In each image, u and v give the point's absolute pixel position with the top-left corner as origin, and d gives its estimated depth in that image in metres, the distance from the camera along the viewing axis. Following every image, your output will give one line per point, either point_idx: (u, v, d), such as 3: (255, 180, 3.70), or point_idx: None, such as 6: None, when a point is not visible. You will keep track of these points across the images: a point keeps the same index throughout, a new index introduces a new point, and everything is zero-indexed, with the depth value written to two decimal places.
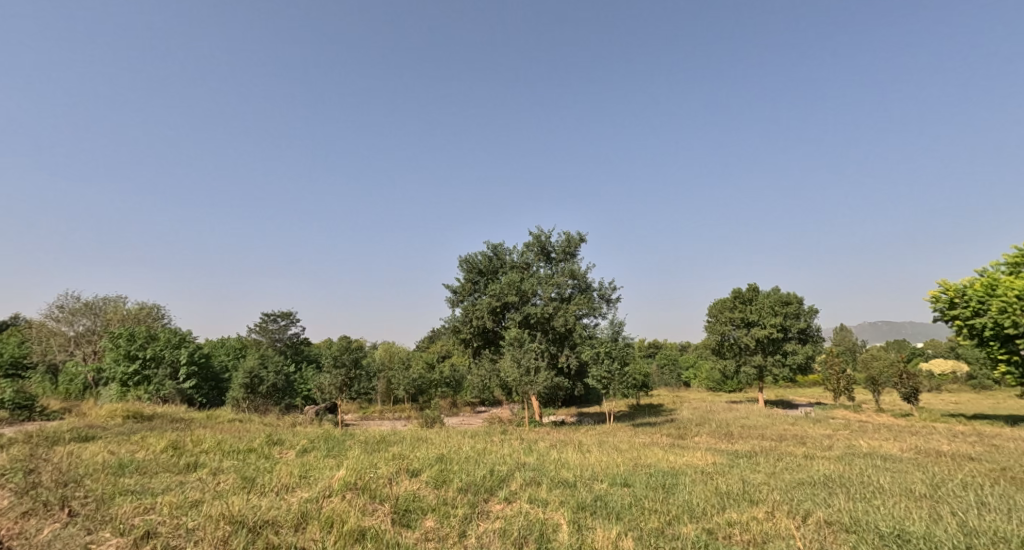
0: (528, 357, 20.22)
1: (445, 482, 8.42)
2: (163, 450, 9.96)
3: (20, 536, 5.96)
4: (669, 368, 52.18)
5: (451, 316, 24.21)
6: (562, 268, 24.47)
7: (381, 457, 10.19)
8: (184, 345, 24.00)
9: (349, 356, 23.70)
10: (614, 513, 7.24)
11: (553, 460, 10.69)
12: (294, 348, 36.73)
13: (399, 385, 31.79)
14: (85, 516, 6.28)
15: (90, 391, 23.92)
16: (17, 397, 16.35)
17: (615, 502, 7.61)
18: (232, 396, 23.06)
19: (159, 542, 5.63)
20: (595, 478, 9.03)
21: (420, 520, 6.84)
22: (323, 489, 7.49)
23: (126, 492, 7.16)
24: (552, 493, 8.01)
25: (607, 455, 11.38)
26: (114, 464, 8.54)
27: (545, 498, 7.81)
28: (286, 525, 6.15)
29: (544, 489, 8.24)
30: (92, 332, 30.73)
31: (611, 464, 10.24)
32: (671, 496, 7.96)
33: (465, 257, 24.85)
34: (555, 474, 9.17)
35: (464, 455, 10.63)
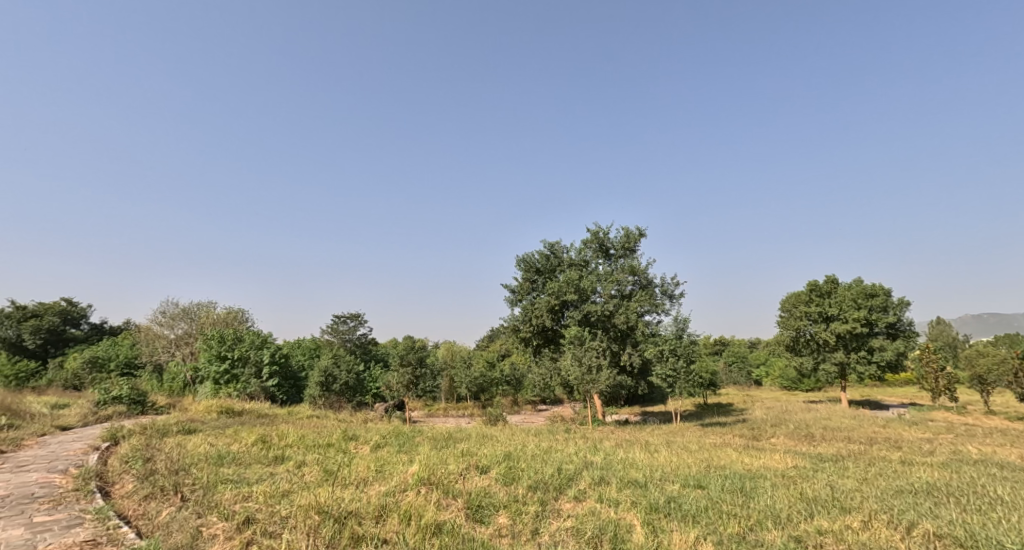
0: (589, 355, 19.92)
1: (514, 480, 8.50)
2: (254, 444, 10.70)
3: (144, 517, 6.62)
4: (738, 367, 50.25)
5: (510, 315, 24.40)
6: (622, 264, 24.06)
7: (450, 454, 10.41)
8: (267, 345, 25.48)
9: (414, 355, 24.40)
10: (691, 517, 7.02)
11: (621, 460, 10.49)
12: (363, 348, 38.40)
13: (461, 383, 32.51)
14: (195, 500, 6.87)
15: (189, 388, 26.13)
16: (133, 393, 18.05)
17: (690, 504, 7.38)
18: (309, 394, 24.41)
19: (258, 528, 6.02)
20: (668, 480, 8.80)
21: (493, 516, 6.94)
22: (398, 483, 7.79)
23: (226, 480, 7.76)
24: (623, 493, 7.90)
25: (677, 456, 11.06)
26: (215, 455, 9.29)
27: (615, 497, 7.72)
28: (368, 517, 6.44)
29: (614, 489, 8.14)
30: (189, 335, 33.33)
31: (683, 466, 9.93)
32: (752, 500, 7.63)
33: (522, 257, 25.04)
34: (625, 474, 9.03)
35: (530, 454, 10.67)
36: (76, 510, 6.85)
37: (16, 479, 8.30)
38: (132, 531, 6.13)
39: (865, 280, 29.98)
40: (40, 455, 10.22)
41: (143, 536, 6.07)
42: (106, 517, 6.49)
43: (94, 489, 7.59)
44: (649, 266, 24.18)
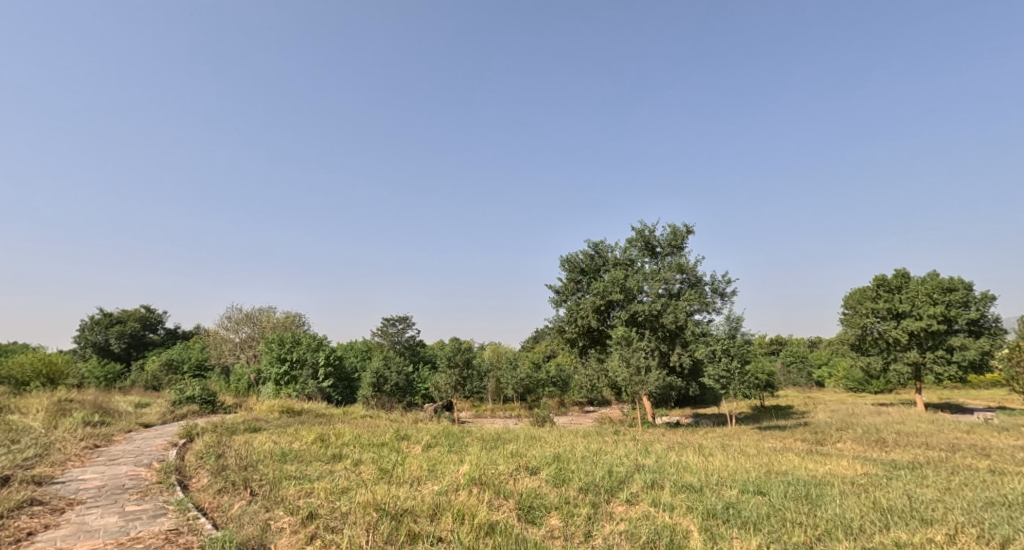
0: (638, 356, 19.58)
1: (565, 481, 8.48)
2: (313, 442, 11.13)
3: (218, 509, 7.03)
4: (797, 367, 48.19)
5: (556, 316, 24.31)
6: (669, 262, 23.58)
7: (500, 454, 10.47)
8: (323, 348, 26.44)
9: (462, 356, 24.71)
10: (751, 524, 6.79)
11: (674, 463, 10.27)
12: (412, 350, 39.29)
13: (508, 384, 32.61)
14: (262, 495, 7.23)
15: (253, 388, 27.48)
16: (204, 393, 19.15)
17: (750, 511, 7.14)
18: (362, 395, 25.18)
19: (321, 523, 6.27)
20: (725, 484, 8.55)
21: (545, 517, 6.95)
22: (450, 482, 7.92)
23: (290, 476, 8.12)
24: (677, 497, 7.73)
25: (733, 459, 10.72)
26: (278, 453, 9.74)
27: (670, 502, 7.57)
28: (423, 515, 6.59)
29: (668, 493, 7.97)
30: (253, 338, 34.98)
31: (741, 470, 9.62)
32: (819, 509, 7.29)
33: (567, 257, 24.94)
34: (679, 478, 8.83)
35: (580, 455, 10.62)
36: (159, 501, 7.35)
37: (107, 471, 8.99)
38: (208, 522, 6.51)
39: (940, 274, 28.10)
40: (125, 450, 11.02)
41: (219, 527, 6.44)
42: (186, 508, 6.93)
43: (174, 482, 8.11)
44: (698, 264, 23.60)
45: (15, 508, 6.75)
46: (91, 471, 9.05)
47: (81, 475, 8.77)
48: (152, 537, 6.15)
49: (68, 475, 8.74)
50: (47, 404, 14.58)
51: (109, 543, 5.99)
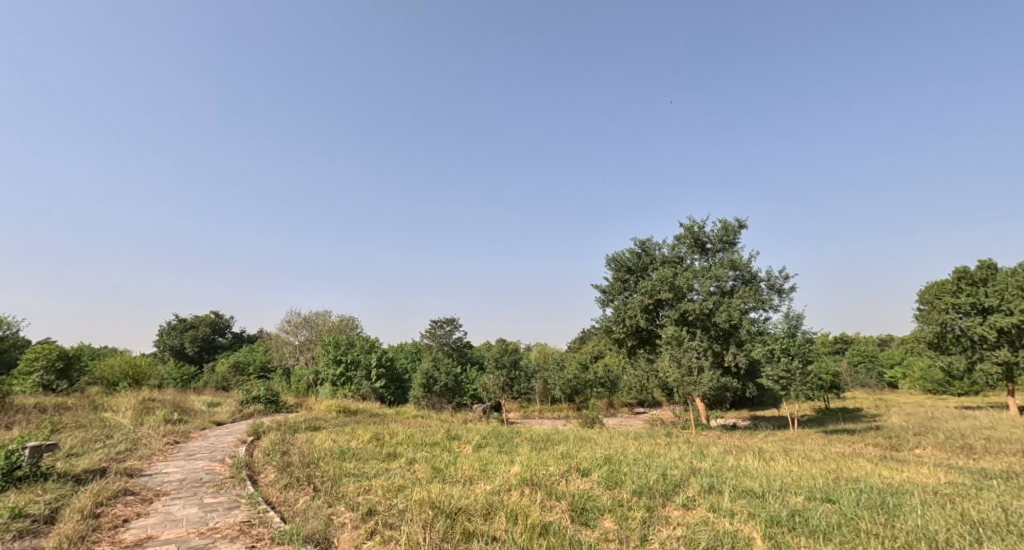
0: (689, 356, 19.09)
1: (618, 483, 8.39)
2: (369, 441, 11.50)
3: (285, 503, 7.36)
4: (866, 368, 45.72)
5: (603, 316, 24.03)
6: (720, 259, 22.92)
7: (551, 456, 10.47)
8: (376, 349, 27.22)
9: (509, 357, 24.89)
10: (821, 533, 6.50)
11: (732, 467, 9.95)
12: (460, 351, 39.88)
13: (556, 385, 32.44)
14: (324, 491, 7.52)
15: (312, 389, 28.62)
16: (268, 394, 20.14)
17: (819, 519, 6.82)
18: (414, 395, 25.75)
19: (380, 519, 6.45)
20: (789, 491, 8.20)
21: (599, 519, 6.89)
22: (502, 483, 7.98)
23: (349, 474, 8.42)
24: (737, 503, 7.49)
25: (798, 464, 10.27)
26: (337, 450, 10.11)
27: (729, 507, 7.34)
28: (477, 514, 6.66)
29: (727, 499, 7.73)
30: (311, 341, 36.40)
31: (806, 476, 9.20)
32: (897, 519, 6.88)
33: (613, 256, 24.64)
34: (738, 483, 8.56)
35: (633, 458, 10.46)
36: (233, 495, 7.77)
37: (186, 466, 9.62)
38: (277, 515, 6.82)
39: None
40: (201, 446, 11.73)
41: (286, 519, 6.73)
42: (256, 502, 7.30)
43: (245, 477, 8.55)
44: (751, 259, 22.79)
45: (110, 496, 7.31)
46: (172, 465, 9.68)
47: (164, 468, 9.41)
48: (228, 528, 6.50)
49: (154, 468, 9.40)
50: (131, 402, 15.73)
51: (191, 532, 6.38)
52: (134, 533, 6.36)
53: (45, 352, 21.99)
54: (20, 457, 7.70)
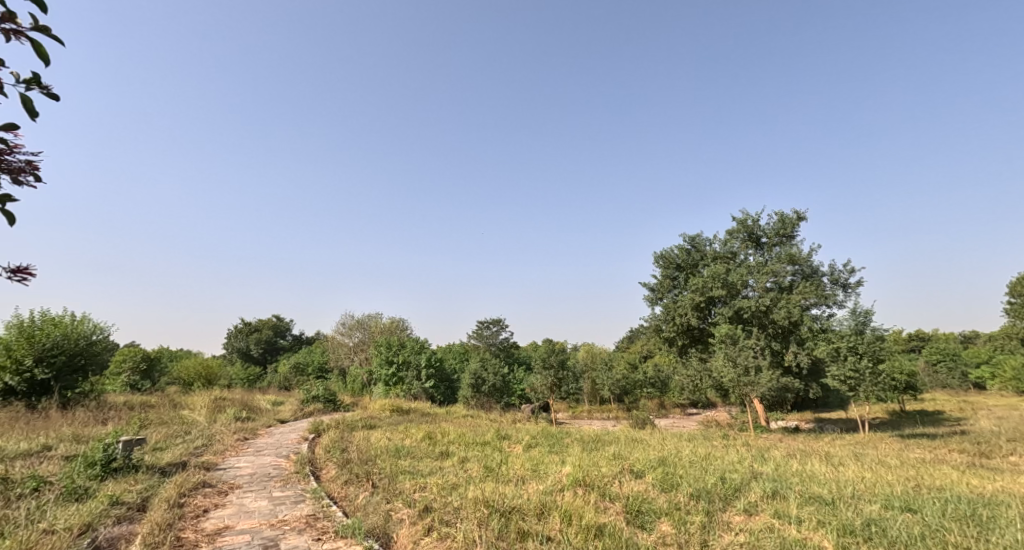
0: (745, 356, 18.41)
1: (674, 486, 8.21)
2: (422, 440, 11.73)
3: (346, 498, 7.62)
4: (946, 367, 42.64)
5: (651, 315, 23.56)
6: (777, 253, 22.09)
7: (602, 456, 10.37)
8: (426, 351, 27.76)
9: (556, 357, 24.85)
10: (902, 545, 6.11)
11: (796, 472, 9.52)
12: (507, 352, 40.11)
13: (604, 385, 32.00)
14: (382, 487, 7.75)
15: (366, 389, 29.43)
16: (325, 393, 20.92)
17: (899, 530, 6.42)
18: (463, 395, 26.07)
19: (436, 516, 6.56)
20: (862, 498, 7.79)
21: (655, 523, 6.76)
22: (555, 483, 7.97)
23: (404, 471, 8.62)
24: (805, 510, 7.16)
25: (871, 471, 9.70)
26: (392, 448, 10.37)
27: (795, 514, 7.04)
28: (531, 514, 6.68)
29: (794, 505, 7.40)
30: (364, 342, 37.49)
31: (880, 483, 8.69)
32: (991, 533, 6.37)
33: (661, 253, 24.17)
34: (804, 488, 8.19)
35: (689, 460, 10.20)
36: (299, 489, 8.13)
37: (255, 460, 10.14)
38: (339, 510, 7.07)
39: None
40: (268, 442, 12.34)
41: (348, 514, 6.97)
42: (320, 496, 7.60)
43: (309, 472, 8.92)
44: (812, 253, 21.82)
45: (191, 487, 7.79)
46: (243, 460, 10.21)
47: (236, 463, 9.94)
48: (295, 520, 6.79)
49: (227, 463, 9.95)
50: (205, 401, 16.70)
51: (263, 523, 6.71)
52: (213, 522, 6.75)
53: (131, 355, 23.73)
54: (115, 449, 8.34)
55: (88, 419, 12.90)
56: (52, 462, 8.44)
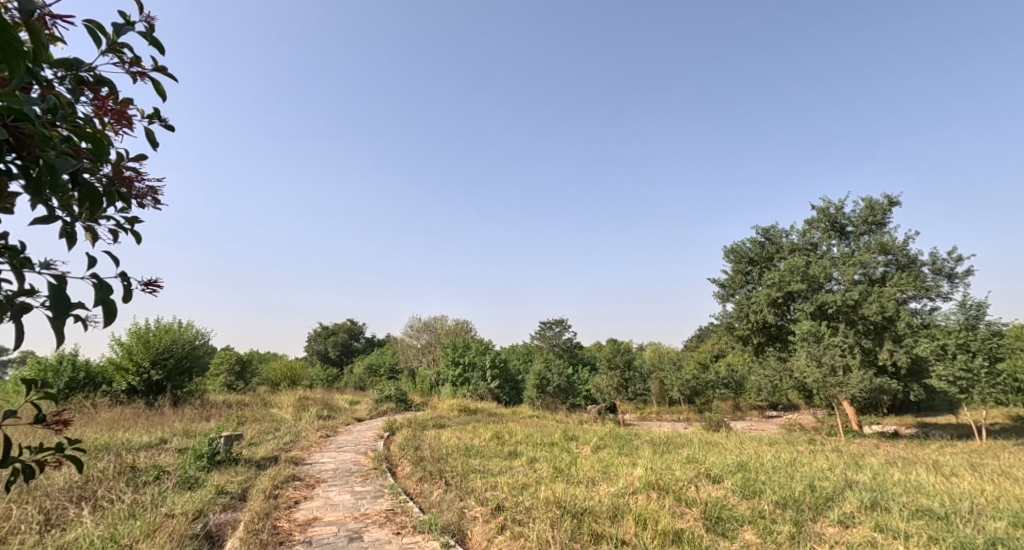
0: (832, 354, 17.27)
1: (756, 493, 7.83)
2: (491, 439, 11.87)
3: (420, 494, 7.85)
4: None
5: (723, 312, 22.64)
6: (867, 243, 20.65)
7: (676, 459, 10.07)
8: (491, 351, 28.11)
9: (621, 358, 24.47)
10: None
11: (898, 481, 8.82)
12: (571, 352, 39.97)
13: (673, 386, 31.14)
14: (455, 485, 7.90)
15: (434, 389, 30.21)
16: (398, 394, 21.65)
17: None
18: (528, 396, 26.19)
19: (508, 515, 6.59)
20: (982, 514, 7.07)
21: (737, 531, 6.47)
22: (627, 485, 7.83)
23: (475, 470, 8.76)
24: (910, 524, 6.61)
25: (991, 483, 8.82)
26: (462, 447, 10.56)
27: (899, 528, 6.51)
28: (604, 516, 6.60)
29: (897, 518, 6.85)
30: (431, 343, 38.55)
31: (1001, 497, 7.86)
32: None
33: (731, 247, 23.22)
34: (908, 501, 7.57)
35: (771, 466, 9.70)
36: (377, 484, 8.46)
37: (337, 456, 10.66)
38: (415, 506, 7.28)
39: None
40: (347, 439, 12.93)
41: (424, 510, 7.18)
42: (397, 492, 7.86)
43: (385, 469, 9.26)
44: (908, 241, 20.23)
45: (282, 480, 8.28)
46: (327, 456, 10.75)
47: (320, 458, 10.49)
48: (376, 514, 7.08)
49: (313, 458, 10.50)
50: (290, 400, 17.75)
51: (347, 516, 7.03)
52: (304, 513, 7.16)
53: (227, 358, 25.74)
54: (217, 443, 9.06)
55: (195, 415, 14.09)
56: (166, 453, 9.25)
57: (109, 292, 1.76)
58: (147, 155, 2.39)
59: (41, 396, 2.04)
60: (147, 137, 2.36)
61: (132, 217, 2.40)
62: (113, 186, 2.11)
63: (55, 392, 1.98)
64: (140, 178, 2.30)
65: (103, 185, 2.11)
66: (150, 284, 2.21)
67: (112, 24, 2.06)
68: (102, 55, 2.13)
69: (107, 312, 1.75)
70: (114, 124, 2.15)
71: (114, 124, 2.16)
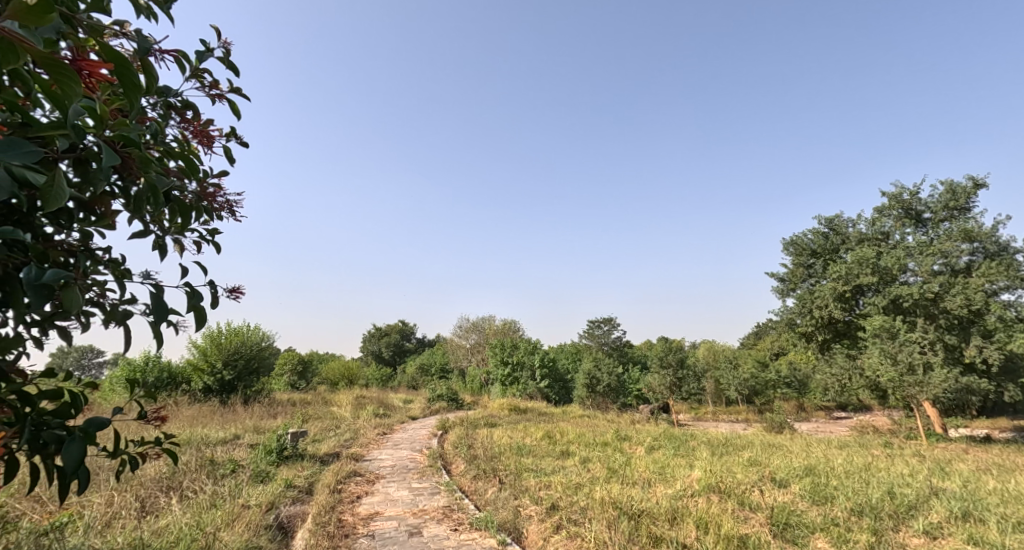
0: (908, 351, 16.23)
1: (827, 499, 7.46)
2: (543, 439, 11.85)
3: (476, 492, 7.92)
4: None
5: (783, 308, 21.74)
6: (948, 230, 19.28)
7: (736, 461, 9.74)
8: (539, 351, 28.05)
9: (674, 356, 23.91)
10: None
11: (993, 491, 8.15)
12: (620, 351, 39.41)
13: (730, 385, 30.14)
14: (510, 483, 7.94)
15: (484, 388, 30.47)
16: (449, 393, 21.97)
17: None
18: (578, 395, 26.02)
19: (563, 515, 6.54)
20: None
21: (808, 538, 6.17)
22: (685, 488, 7.64)
23: (528, 469, 8.77)
24: (1006, 536, 6.11)
25: None
26: (515, 446, 10.60)
27: (995, 540, 6.02)
28: (662, 518, 6.46)
29: (992, 530, 6.34)
30: (480, 344, 38.92)
31: None
32: None
33: (791, 239, 22.30)
34: (1003, 511, 6.99)
35: (842, 470, 9.21)
36: (434, 481, 8.62)
37: (394, 454, 10.94)
38: (471, 503, 7.37)
39: None
40: (404, 437, 13.26)
41: (480, 507, 7.26)
42: (454, 489, 7.98)
43: (441, 466, 9.42)
44: (996, 227, 18.73)
45: (345, 475, 8.58)
46: (384, 453, 11.06)
47: (379, 455, 10.80)
48: (434, 510, 7.21)
49: (372, 455, 10.82)
50: (348, 398, 18.38)
51: (406, 511, 7.19)
52: (366, 507, 7.38)
53: (290, 358, 26.90)
54: (285, 440, 9.47)
55: (263, 413, 14.82)
56: (239, 448, 9.77)
57: (201, 298, 1.87)
58: (227, 172, 2.55)
59: (141, 397, 2.18)
60: (227, 154, 2.51)
61: (213, 229, 2.55)
62: (199, 201, 2.24)
63: (153, 392, 2.11)
64: (222, 192, 2.44)
65: (191, 200, 2.25)
66: (232, 292, 2.35)
67: (195, 52, 2.21)
68: (186, 81, 2.28)
69: (199, 317, 1.86)
70: (199, 144, 2.29)
71: (199, 144, 2.30)
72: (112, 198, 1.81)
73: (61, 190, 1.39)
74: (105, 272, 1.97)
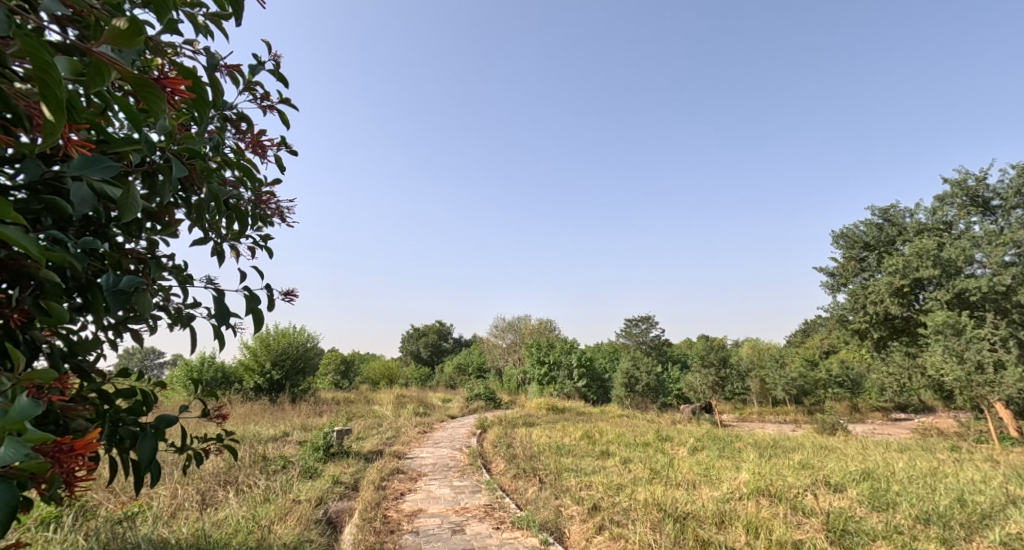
0: (973, 349, 15.32)
1: (888, 506, 7.11)
2: (582, 439, 11.75)
3: (516, 491, 7.93)
4: None
5: (833, 304, 20.92)
6: (1021, 218, 18.18)
7: (784, 464, 9.42)
8: (576, 350, 27.86)
9: (715, 355, 23.35)
10: None
11: None
12: (660, 350, 38.75)
13: (776, 385, 29.18)
14: (551, 483, 7.90)
15: (521, 388, 30.49)
16: (487, 392, 22.07)
17: None
18: (617, 394, 25.74)
19: (606, 516, 6.46)
20: None
21: (867, 545, 5.89)
22: (733, 490, 7.44)
23: (568, 468, 8.72)
24: None
25: None
26: (554, 446, 10.55)
27: None
28: (709, 522, 6.29)
29: None
30: (516, 343, 38.97)
31: None
32: None
33: (842, 232, 21.48)
34: None
35: (901, 475, 8.77)
36: (474, 480, 8.66)
37: (435, 452, 11.06)
38: (512, 502, 7.37)
39: None
40: (443, 436, 13.39)
41: (521, 506, 7.25)
42: (494, 488, 8.00)
43: (481, 465, 9.47)
44: None
45: (388, 473, 8.73)
46: (426, 451, 11.21)
47: (421, 453, 10.94)
48: (476, 509, 7.25)
49: (414, 453, 10.98)
50: (389, 397, 18.71)
51: (449, 509, 7.25)
52: (409, 504, 7.48)
53: (333, 358, 27.58)
54: (331, 437, 9.71)
55: (310, 411, 15.27)
56: (289, 445, 10.08)
57: (260, 301, 1.92)
58: (279, 179, 2.62)
59: (203, 395, 2.26)
60: (278, 162, 2.58)
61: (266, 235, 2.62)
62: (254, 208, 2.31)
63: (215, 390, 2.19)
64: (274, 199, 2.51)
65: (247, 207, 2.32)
66: (286, 295, 2.40)
67: (248, 64, 2.29)
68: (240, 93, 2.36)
69: (258, 319, 1.91)
70: (253, 154, 2.36)
71: (253, 153, 2.37)
72: (176, 208, 1.88)
73: (136, 202, 1.45)
74: (170, 278, 2.05)
